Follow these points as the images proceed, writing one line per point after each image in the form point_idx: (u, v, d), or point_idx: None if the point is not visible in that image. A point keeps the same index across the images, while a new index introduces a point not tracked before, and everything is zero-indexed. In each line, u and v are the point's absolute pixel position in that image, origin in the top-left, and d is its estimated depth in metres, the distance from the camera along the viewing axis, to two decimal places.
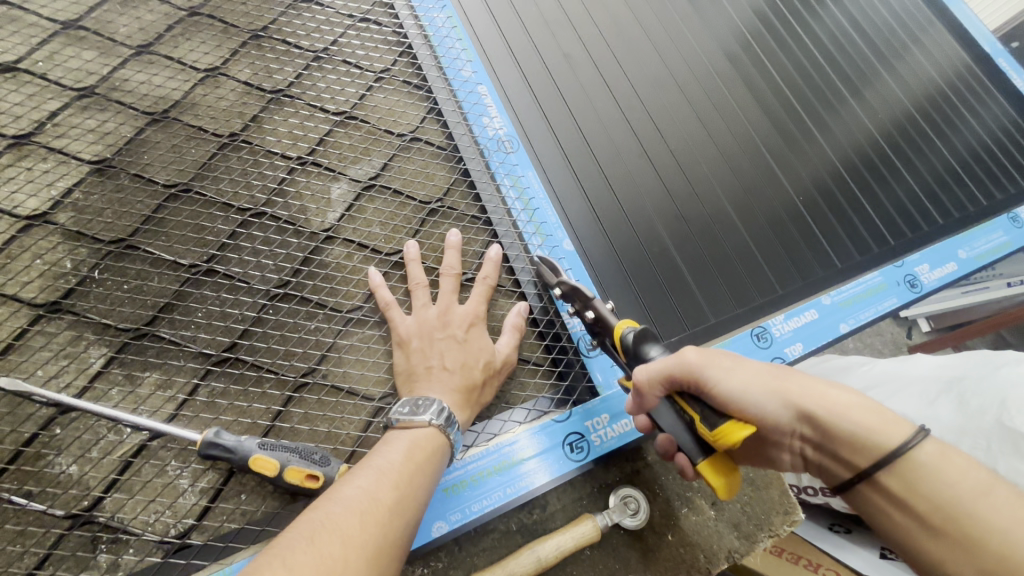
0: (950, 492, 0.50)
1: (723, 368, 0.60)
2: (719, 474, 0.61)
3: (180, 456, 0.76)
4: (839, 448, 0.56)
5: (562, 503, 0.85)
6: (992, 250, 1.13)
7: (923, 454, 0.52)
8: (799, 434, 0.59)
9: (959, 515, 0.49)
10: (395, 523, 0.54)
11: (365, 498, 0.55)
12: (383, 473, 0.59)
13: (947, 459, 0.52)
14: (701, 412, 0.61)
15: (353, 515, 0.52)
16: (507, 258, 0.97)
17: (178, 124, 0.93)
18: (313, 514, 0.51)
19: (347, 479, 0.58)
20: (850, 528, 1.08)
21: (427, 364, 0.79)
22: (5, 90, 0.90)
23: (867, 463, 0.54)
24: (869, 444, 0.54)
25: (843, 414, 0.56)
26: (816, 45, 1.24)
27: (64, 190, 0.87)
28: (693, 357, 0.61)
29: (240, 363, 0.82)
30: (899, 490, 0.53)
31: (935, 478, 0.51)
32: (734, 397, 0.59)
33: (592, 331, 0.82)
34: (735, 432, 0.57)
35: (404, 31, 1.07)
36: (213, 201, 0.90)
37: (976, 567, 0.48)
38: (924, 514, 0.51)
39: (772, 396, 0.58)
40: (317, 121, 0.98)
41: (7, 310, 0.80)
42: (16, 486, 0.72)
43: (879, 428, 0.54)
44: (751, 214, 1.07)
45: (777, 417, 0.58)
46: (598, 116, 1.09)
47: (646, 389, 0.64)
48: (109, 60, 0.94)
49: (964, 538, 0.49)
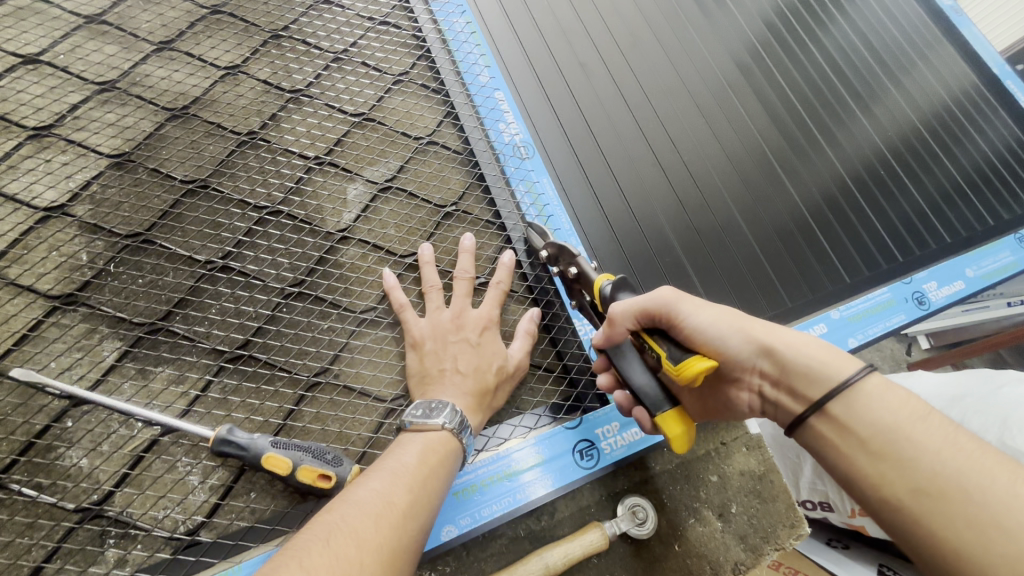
0: (890, 418, 0.52)
1: (694, 304, 0.63)
2: (679, 424, 0.65)
3: (191, 452, 0.76)
4: (796, 381, 0.57)
5: (570, 511, 0.84)
6: (998, 270, 1.14)
7: (869, 386, 0.54)
8: (758, 370, 0.61)
9: (897, 436, 0.50)
10: (410, 526, 0.54)
11: (379, 500, 0.54)
12: (398, 475, 0.59)
13: (888, 391, 0.53)
14: (667, 348, 0.63)
15: (369, 517, 0.52)
16: (520, 263, 0.97)
17: (198, 121, 0.94)
18: (329, 515, 0.51)
19: (360, 481, 0.58)
20: (847, 543, 1.10)
21: (441, 367, 0.79)
22: (27, 82, 0.90)
23: (817, 393, 0.55)
24: (821, 375, 0.56)
25: (799, 348, 0.58)
26: (828, 60, 1.25)
27: (83, 183, 0.87)
28: (668, 292, 0.64)
29: (254, 361, 0.82)
30: (844, 418, 0.54)
31: (879, 406, 0.52)
32: (701, 331, 0.62)
33: (573, 288, 0.84)
34: (694, 363, 0.58)
35: (423, 35, 1.08)
36: (230, 198, 0.90)
37: (910, 484, 0.48)
38: (866, 440, 0.52)
39: (734, 330, 0.61)
40: (336, 122, 0.99)
41: (23, 301, 0.80)
42: (27, 478, 0.72)
43: (831, 362, 0.56)
44: (760, 224, 1.08)
45: (738, 351, 0.61)
46: (612, 124, 1.10)
47: (618, 321, 0.67)
48: (131, 55, 0.95)
49: (903, 460, 0.49)
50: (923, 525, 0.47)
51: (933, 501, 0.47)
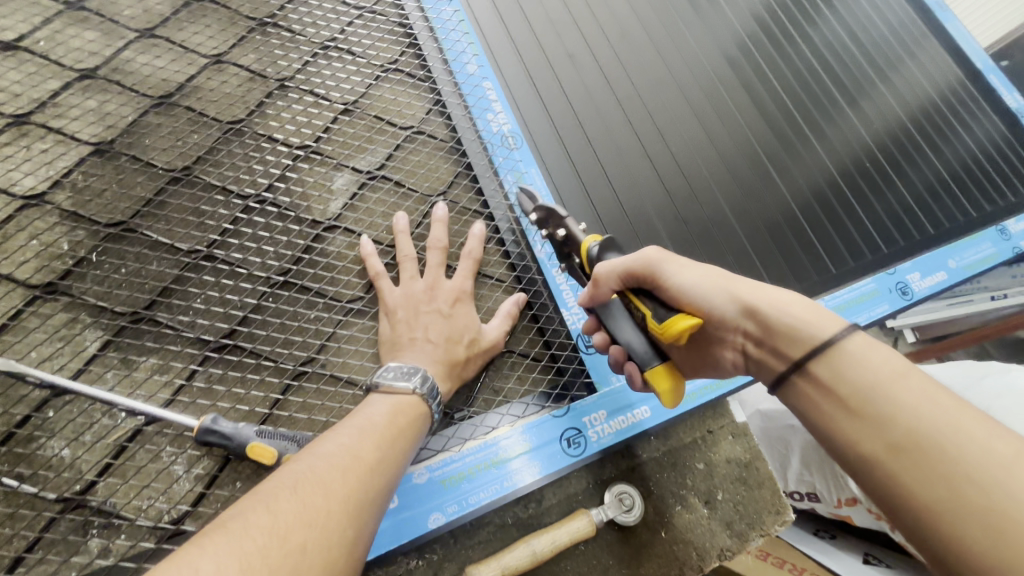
0: (870, 376, 0.53)
1: (679, 266, 0.66)
2: (666, 379, 0.66)
3: (176, 441, 0.75)
4: (777, 340, 0.59)
5: (558, 498, 0.85)
6: (980, 260, 1.15)
7: (852, 344, 0.55)
8: (742, 330, 0.63)
9: (877, 394, 0.51)
10: (377, 480, 0.53)
11: (346, 454, 0.54)
12: (366, 432, 0.58)
13: (871, 349, 0.54)
14: (652, 307, 0.66)
15: (335, 469, 0.51)
16: (501, 239, 0.98)
17: (181, 108, 0.92)
18: (295, 466, 0.51)
19: (327, 436, 0.57)
20: (833, 534, 1.14)
21: (411, 335, 0.79)
22: (5, 68, 0.89)
23: (799, 352, 0.57)
24: (802, 334, 0.57)
25: (783, 308, 0.60)
26: (815, 55, 1.26)
27: (64, 171, 0.86)
28: (653, 255, 0.66)
29: (239, 349, 0.82)
30: (826, 377, 0.55)
31: (860, 365, 0.54)
32: (685, 291, 0.64)
33: (563, 251, 0.84)
34: (679, 322, 0.62)
35: (410, 23, 1.07)
36: (214, 185, 0.89)
37: (885, 440, 0.50)
38: (845, 398, 0.53)
39: (719, 291, 0.63)
40: (322, 109, 0.98)
41: (2, 290, 0.79)
42: (7, 468, 0.71)
43: (814, 320, 0.58)
44: (749, 217, 1.09)
45: (722, 311, 0.63)
46: (601, 115, 1.10)
47: (603, 281, 0.70)
48: (112, 41, 0.94)
49: (879, 417, 0.51)
50: (894, 477, 0.49)
51: (906, 456, 0.48)
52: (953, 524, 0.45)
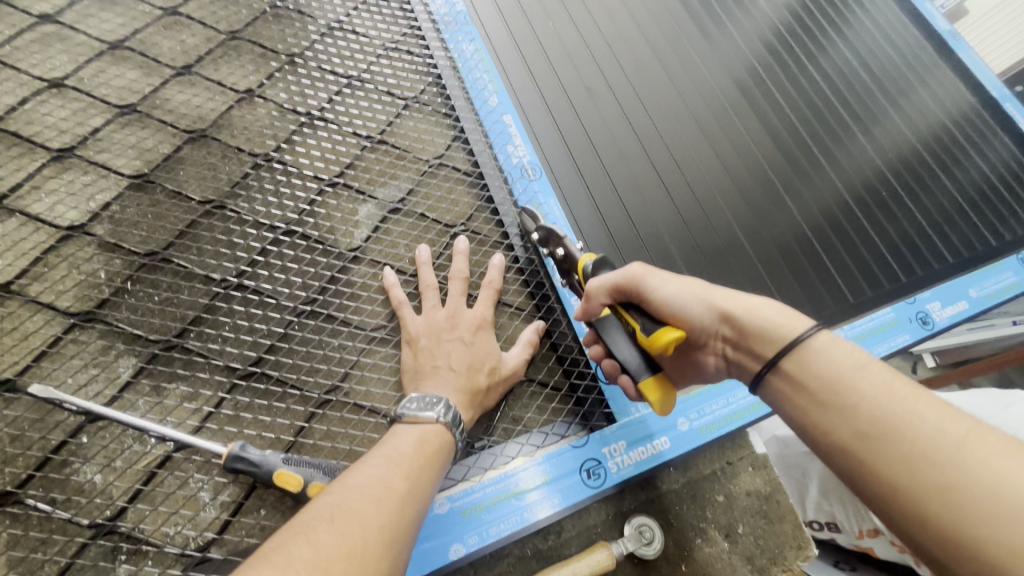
0: (835, 368, 0.54)
1: (661, 278, 0.66)
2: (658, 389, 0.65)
3: (204, 469, 0.77)
4: (753, 343, 0.60)
5: (577, 530, 0.85)
6: (1002, 290, 1.14)
7: (818, 341, 0.56)
8: (721, 335, 0.63)
9: (842, 386, 0.53)
10: (408, 510, 0.54)
11: (377, 485, 0.55)
12: (394, 462, 0.59)
13: (836, 343, 0.56)
14: (640, 320, 0.67)
15: (368, 500, 0.52)
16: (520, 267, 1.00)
17: (216, 143, 0.96)
18: (330, 498, 0.52)
19: (358, 466, 0.58)
20: (854, 566, 1.11)
21: (435, 363, 0.80)
22: (52, 105, 0.93)
23: (771, 351, 0.58)
24: (778, 336, 0.58)
25: (757, 313, 0.60)
26: (826, 82, 1.27)
27: (103, 204, 0.89)
28: (637, 269, 0.67)
29: (266, 378, 0.84)
30: (795, 372, 0.56)
31: (826, 357, 0.55)
32: (667, 302, 0.65)
33: (562, 269, 0.85)
34: (664, 335, 0.62)
35: (434, 61, 1.11)
36: (245, 218, 0.92)
37: (853, 429, 0.51)
38: (814, 391, 0.54)
39: (698, 301, 0.64)
40: (349, 144, 1.01)
41: (42, 318, 0.82)
42: (42, 494, 0.73)
43: (784, 323, 0.58)
44: (763, 243, 1.09)
45: (702, 319, 0.64)
46: (615, 143, 1.13)
47: (594, 295, 0.69)
48: (152, 80, 0.98)
49: (847, 407, 0.52)
50: (865, 465, 0.50)
51: (875, 444, 0.49)
52: (917, 505, 0.46)
